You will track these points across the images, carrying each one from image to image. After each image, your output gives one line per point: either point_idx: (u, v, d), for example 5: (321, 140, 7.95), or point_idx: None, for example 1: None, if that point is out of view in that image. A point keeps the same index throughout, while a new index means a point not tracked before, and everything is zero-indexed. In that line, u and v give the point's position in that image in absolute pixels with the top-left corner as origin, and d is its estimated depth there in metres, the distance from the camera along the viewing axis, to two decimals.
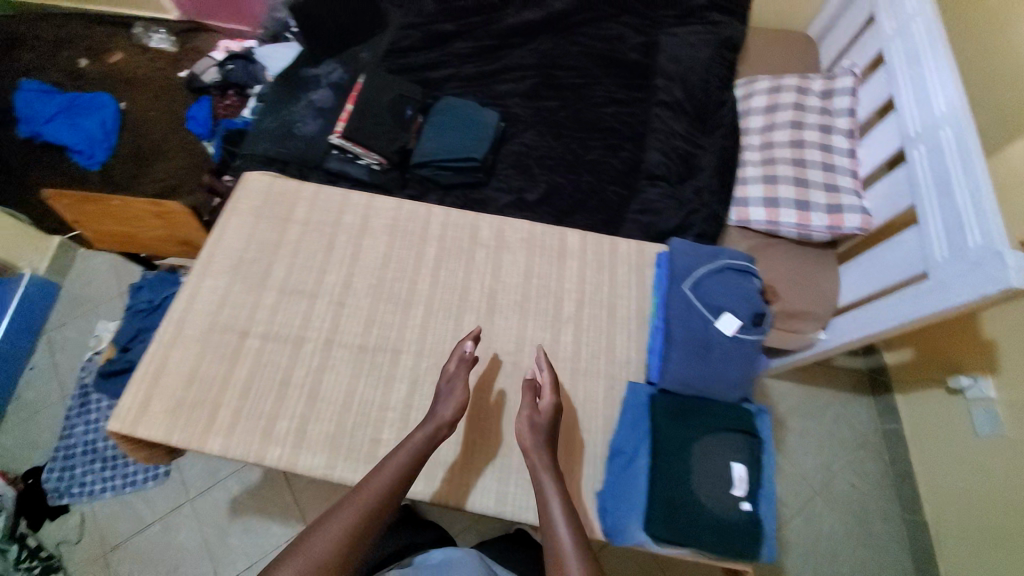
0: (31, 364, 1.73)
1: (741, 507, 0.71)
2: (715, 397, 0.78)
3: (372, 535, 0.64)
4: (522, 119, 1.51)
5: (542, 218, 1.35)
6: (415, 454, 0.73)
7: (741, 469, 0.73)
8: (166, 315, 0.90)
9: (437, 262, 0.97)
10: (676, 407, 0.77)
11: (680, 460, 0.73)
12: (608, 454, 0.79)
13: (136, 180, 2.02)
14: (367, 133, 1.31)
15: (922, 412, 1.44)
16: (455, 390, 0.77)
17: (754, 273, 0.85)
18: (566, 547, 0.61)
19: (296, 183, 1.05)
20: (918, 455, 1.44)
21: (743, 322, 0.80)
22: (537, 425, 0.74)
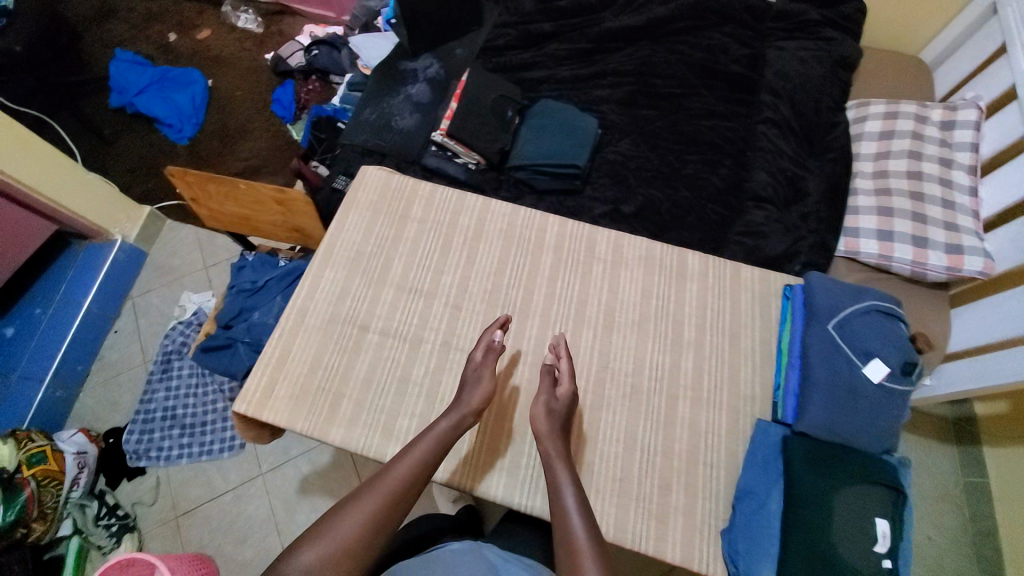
0: (116, 328, 1.80)
1: (883, 564, 0.69)
2: (857, 445, 0.78)
3: (394, 521, 0.65)
4: (619, 127, 1.47)
5: (639, 232, 1.31)
6: (443, 439, 0.75)
7: (885, 525, 0.71)
8: (291, 301, 0.92)
9: (554, 273, 0.96)
10: (813, 452, 0.76)
11: (821, 513, 0.71)
12: (737, 494, 0.78)
13: (221, 157, 2.07)
14: (470, 134, 1.31)
15: (1015, 469, 1.33)
16: (483, 378, 0.79)
17: (901, 318, 0.85)
18: (578, 535, 0.60)
19: (412, 181, 1.06)
20: (1005, 516, 1.33)
21: (893, 370, 0.80)
22: (551, 412, 0.76)
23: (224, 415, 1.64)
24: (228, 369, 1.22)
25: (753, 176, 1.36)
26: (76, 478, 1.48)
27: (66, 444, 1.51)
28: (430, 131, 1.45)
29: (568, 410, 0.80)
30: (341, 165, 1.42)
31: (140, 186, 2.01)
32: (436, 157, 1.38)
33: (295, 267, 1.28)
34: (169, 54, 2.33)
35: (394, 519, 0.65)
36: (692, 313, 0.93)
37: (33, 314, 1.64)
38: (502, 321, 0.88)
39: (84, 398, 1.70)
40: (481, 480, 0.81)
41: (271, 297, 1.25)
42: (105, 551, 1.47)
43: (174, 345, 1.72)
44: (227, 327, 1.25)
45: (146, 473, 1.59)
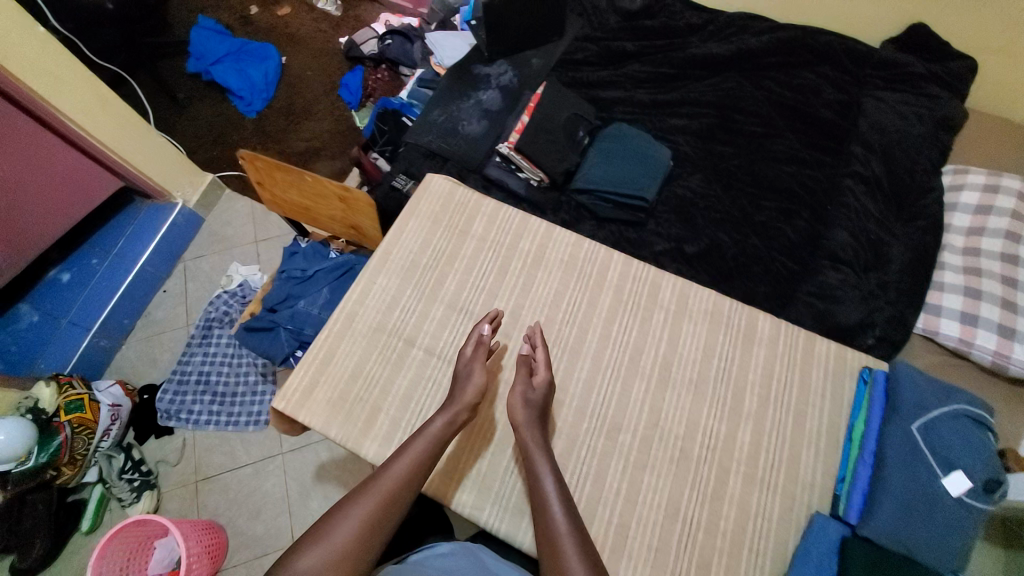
0: (164, 288, 1.85)
1: None
2: (927, 562, 0.70)
3: (392, 521, 0.68)
4: (692, 161, 1.40)
5: (700, 275, 1.24)
6: (432, 440, 0.76)
7: None
8: (341, 304, 0.91)
9: (611, 314, 0.91)
10: (874, 561, 0.70)
11: None
12: None
13: (285, 135, 2.11)
14: (539, 150, 1.26)
15: None
16: (475, 373, 0.80)
17: (990, 428, 0.78)
18: (561, 528, 0.66)
19: (476, 196, 1.03)
20: None
21: (974, 486, 0.73)
22: (529, 403, 0.78)
23: (255, 388, 1.67)
24: (268, 353, 1.23)
25: (831, 233, 1.27)
26: (107, 429, 1.53)
27: (103, 395, 1.56)
28: (495, 140, 1.42)
29: (545, 401, 0.81)
30: (402, 163, 1.41)
31: (204, 153, 2.07)
32: (498, 168, 1.35)
33: (346, 261, 1.28)
34: (249, 27, 2.37)
35: (391, 519, 0.68)
36: (757, 383, 0.87)
37: (90, 265, 1.71)
38: (492, 316, 0.88)
39: (126, 351, 1.76)
40: (451, 489, 0.82)
41: (317, 288, 1.25)
42: (126, 504, 1.51)
43: (217, 313, 1.76)
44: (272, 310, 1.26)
45: (173, 433, 1.63)
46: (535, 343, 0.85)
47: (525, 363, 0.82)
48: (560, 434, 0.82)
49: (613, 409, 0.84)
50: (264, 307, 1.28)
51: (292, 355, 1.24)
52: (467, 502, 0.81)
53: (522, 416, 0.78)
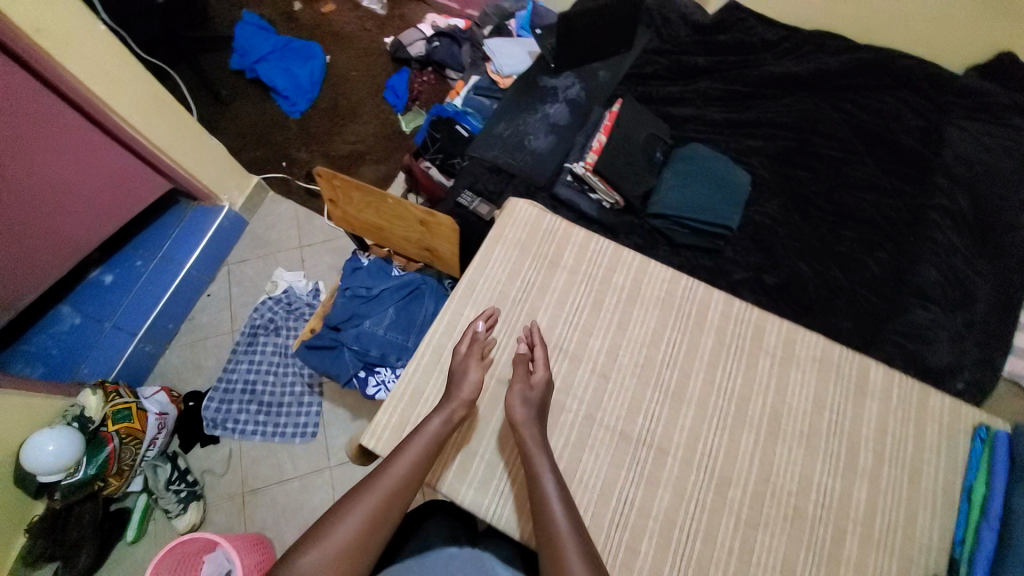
0: (209, 292, 1.83)
1: None
2: None
3: (391, 521, 0.66)
4: (768, 185, 1.35)
5: (779, 308, 1.20)
6: (430, 437, 0.75)
7: None
8: (428, 338, 0.87)
9: (715, 359, 0.88)
10: None
11: None
12: None
13: (329, 137, 2.07)
14: (617, 171, 1.21)
15: None
16: (474, 370, 0.80)
17: None
18: (561, 523, 0.65)
19: (566, 224, 0.98)
20: None
21: None
22: (530, 403, 0.77)
23: (301, 399, 1.65)
24: (331, 374, 1.20)
25: (917, 269, 1.22)
26: (154, 438, 1.50)
27: (149, 403, 1.53)
28: (563, 156, 1.36)
29: (543, 400, 0.80)
30: (467, 178, 1.35)
31: (248, 154, 2.03)
32: (569, 187, 1.29)
33: (412, 279, 1.23)
34: (292, 24, 2.32)
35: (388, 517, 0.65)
36: (870, 437, 0.86)
37: (134, 266, 1.67)
38: (490, 313, 0.87)
39: (170, 356, 1.74)
40: (438, 478, 0.80)
41: (382, 307, 1.21)
42: (172, 516, 1.48)
43: (262, 320, 1.73)
44: (334, 328, 1.23)
45: (218, 443, 1.61)
46: (533, 344, 0.85)
47: (520, 365, 0.81)
48: (667, 486, 0.80)
49: (721, 460, 0.82)
50: (327, 324, 1.24)
51: (356, 376, 1.19)
52: (457, 489, 0.79)
53: (520, 413, 0.77)
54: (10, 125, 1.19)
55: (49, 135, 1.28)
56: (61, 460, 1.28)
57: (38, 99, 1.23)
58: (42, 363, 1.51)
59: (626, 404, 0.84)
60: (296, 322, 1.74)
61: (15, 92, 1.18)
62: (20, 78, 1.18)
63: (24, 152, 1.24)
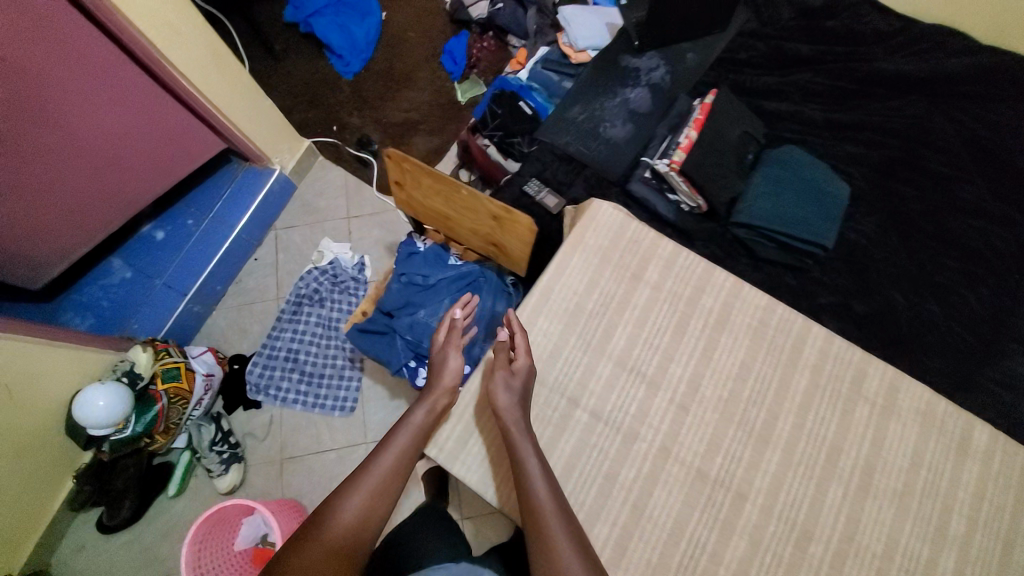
0: (256, 256, 1.82)
1: None
2: None
3: (377, 517, 0.69)
4: (864, 200, 1.22)
5: (865, 340, 1.10)
6: (415, 430, 0.78)
7: None
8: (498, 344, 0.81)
9: (805, 400, 0.81)
10: None
11: None
12: None
13: (382, 103, 1.98)
14: (705, 174, 1.10)
15: None
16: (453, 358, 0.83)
17: None
18: (544, 506, 0.66)
19: (652, 235, 0.89)
20: None
21: None
22: (512, 390, 0.75)
23: (342, 373, 1.65)
24: (382, 360, 1.17)
25: None
26: (200, 398, 1.54)
27: (197, 363, 1.56)
28: (641, 148, 1.25)
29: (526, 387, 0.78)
30: (534, 165, 1.26)
31: (299, 115, 1.97)
32: (645, 184, 1.19)
33: (470, 271, 1.18)
34: None
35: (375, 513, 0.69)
36: (968, 504, 0.78)
37: (185, 225, 1.66)
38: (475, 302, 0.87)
39: (217, 316, 1.75)
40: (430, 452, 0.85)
41: (438, 298, 1.16)
42: (214, 475, 1.52)
43: (307, 290, 1.71)
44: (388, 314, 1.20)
45: (260, 407, 1.64)
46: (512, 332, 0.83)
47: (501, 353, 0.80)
48: (743, 534, 0.74)
49: (805, 513, 0.75)
50: (379, 308, 1.20)
51: (406, 366, 1.16)
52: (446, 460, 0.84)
53: (503, 399, 0.75)
54: (63, 72, 1.13)
55: (102, 85, 1.22)
56: (105, 420, 1.31)
57: (93, 46, 1.16)
58: (92, 313, 1.55)
59: (705, 441, 0.78)
60: (341, 295, 1.72)
61: (68, 37, 1.11)
62: (73, 22, 1.10)
63: (77, 101, 1.19)
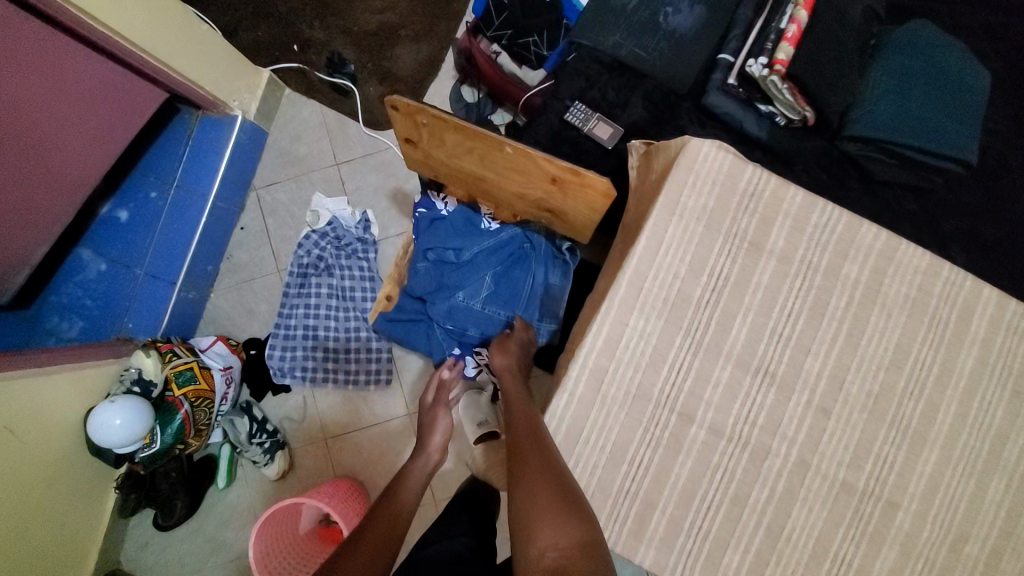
0: (241, 224, 1.56)
1: None
2: None
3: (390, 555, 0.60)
4: (1001, 86, 0.95)
5: (1001, 271, 0.90)
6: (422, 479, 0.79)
7: None
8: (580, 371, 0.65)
9: (973, 387, 0.67)
10: None
11: None
12: None
13: (348, 6, 1.55)
14: (822, 75, 0.83)
15: None
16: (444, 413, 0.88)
17: None
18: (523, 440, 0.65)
19: (773, 184, 0.66)
20: None
21: None
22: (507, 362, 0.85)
23: (368, 345, 1.50)
24: (422, 350, 1.02)
25: None
26: (225, 393, 1.42)
27: (210, 357, 1.41)
28: (716, 41, 0.93)
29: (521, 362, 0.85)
30: (574, 81, 0.95)
31: (246, 33, 1.55)
32: (728, 95, 0.90)
33: (513, 236, 0.96)
34: None
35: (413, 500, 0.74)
36: None
37: (149, 199, 1.39)
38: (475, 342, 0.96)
39: (215, 298, 1.55)
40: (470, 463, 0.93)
41: (476, 276, 0.96)
42: (260, 465, 1.44)
43: (310, 259, 1.49)
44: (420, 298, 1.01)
45: (290, 390, 1.52)
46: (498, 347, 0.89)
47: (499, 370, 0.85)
48: (895, 546, 0.66)
49: (964, 510, 0.67)
50: (408, 294, 1.02)
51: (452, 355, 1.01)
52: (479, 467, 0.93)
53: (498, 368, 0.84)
54: None
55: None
56: (127, 438, 1.19)
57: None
58: (79, 315, 1.35)
59: (853, 448, 0.66)
60: (347, 259, 1.49)
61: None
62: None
63: None
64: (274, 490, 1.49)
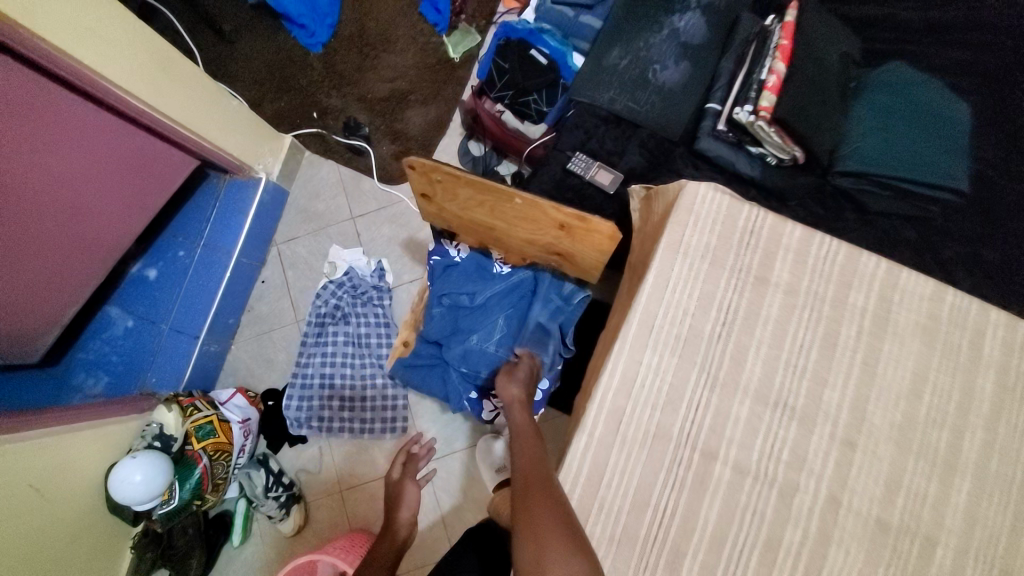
0: (262, 278, 1.63)
1: None
2: None
3: None
4: (985, 119, 1.00)
5: (1004, 294, 0.91)
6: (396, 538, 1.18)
7: None
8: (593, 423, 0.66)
9: (994, 408, 0.67)
10: None
11: None
12: None
13: (362, 75, 1.69)
14: (806, 121, 0.88)
15: None
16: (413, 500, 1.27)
17: None
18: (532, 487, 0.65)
19: (772, 221, 0.70)
20: None
21: None
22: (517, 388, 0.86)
23: (384, 393, 1.51)
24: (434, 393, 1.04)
25: None
26: (242, 445, 1.43)
27: (230, 409, 1.43)
28: (703, 93, 1.01)
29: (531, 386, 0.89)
30: (576, 135, 1.03)
31: (270, 105, 1.69)
32: (719, 139, 0.96)
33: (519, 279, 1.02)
34: None
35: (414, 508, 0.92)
36: None
37: (178, 258, 1.47)
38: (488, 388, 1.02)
39: (235, 351, 1.59)
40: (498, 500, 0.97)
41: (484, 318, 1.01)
42: (276, 520, 1.43)
43: (327, 308, 1.55)
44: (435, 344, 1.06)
45: (306, 441, 1.52)
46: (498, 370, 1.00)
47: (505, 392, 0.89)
48: None
49: (1005, 543, 0.65)
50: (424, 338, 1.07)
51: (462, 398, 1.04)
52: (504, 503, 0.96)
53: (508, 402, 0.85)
54: None
55: (20, 118, 0.98)
56: (139, 498, 1.19)
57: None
58: (104, 372, 1.40)
59: (883, 480, 0.65)
60: (364, 308, 1.54)
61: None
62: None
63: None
64: (289, 546, 1.46)
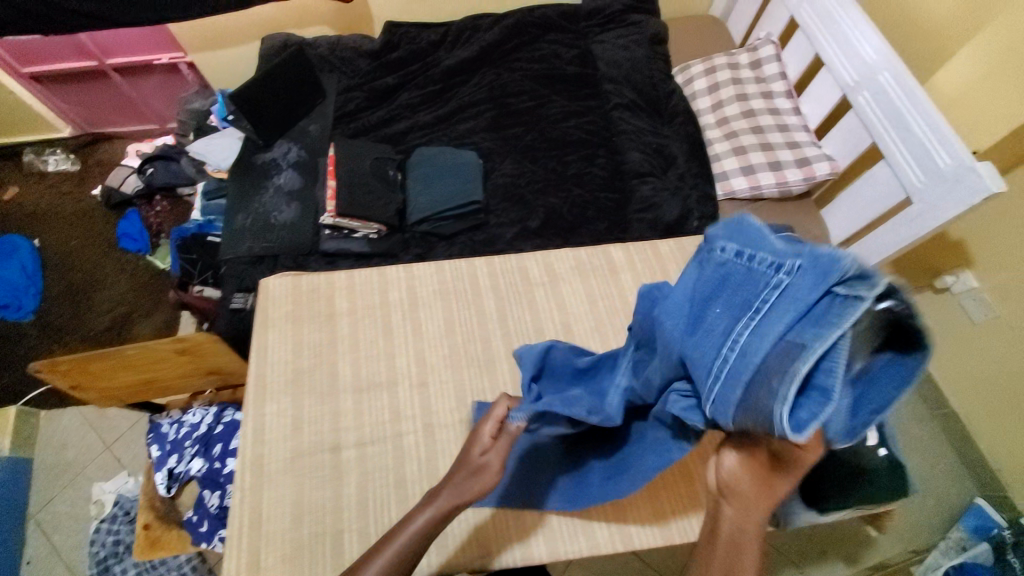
0: (21, 563, 1.46)
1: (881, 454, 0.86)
2: None
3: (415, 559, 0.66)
4: (496, 152, 1.50)
5: (553, 240, 1.35)
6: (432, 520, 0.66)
7: None
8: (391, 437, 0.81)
9: (503, 310, 0.99)
10: None
11: None
12: None
13: (82, 317, 1.80)
14: (360, 206, 1.28)
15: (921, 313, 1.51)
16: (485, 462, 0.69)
17: None
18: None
19: (324, 275, 1.00)
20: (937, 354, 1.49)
21: None
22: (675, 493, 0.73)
23: None
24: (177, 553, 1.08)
25: (629, 156, 1.46)
26: None
27: None
28: (315, 215, 1.37)
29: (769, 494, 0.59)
30: (232, 282, 1.29)
31: None
32: (333, 239, 1.33)
33: (231, 427, 1.14)
34: None
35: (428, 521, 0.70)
36: None
37: None
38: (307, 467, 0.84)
39: None
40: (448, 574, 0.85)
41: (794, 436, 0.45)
42: None
43: (106, 550, 1.43)
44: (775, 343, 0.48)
45: None
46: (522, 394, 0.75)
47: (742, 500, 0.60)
48: None
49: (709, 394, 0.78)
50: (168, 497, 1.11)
51: (197, 546, 1.06)
52: None
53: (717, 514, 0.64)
54: None
55: None
56: None
57: None
58: None
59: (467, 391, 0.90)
60: None
61: None
62: None
63: None
64: None
